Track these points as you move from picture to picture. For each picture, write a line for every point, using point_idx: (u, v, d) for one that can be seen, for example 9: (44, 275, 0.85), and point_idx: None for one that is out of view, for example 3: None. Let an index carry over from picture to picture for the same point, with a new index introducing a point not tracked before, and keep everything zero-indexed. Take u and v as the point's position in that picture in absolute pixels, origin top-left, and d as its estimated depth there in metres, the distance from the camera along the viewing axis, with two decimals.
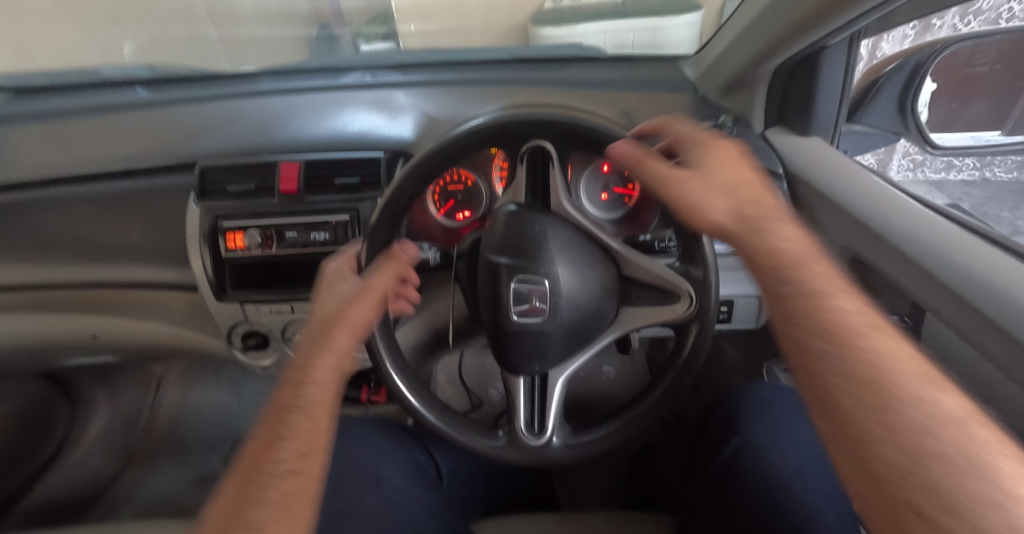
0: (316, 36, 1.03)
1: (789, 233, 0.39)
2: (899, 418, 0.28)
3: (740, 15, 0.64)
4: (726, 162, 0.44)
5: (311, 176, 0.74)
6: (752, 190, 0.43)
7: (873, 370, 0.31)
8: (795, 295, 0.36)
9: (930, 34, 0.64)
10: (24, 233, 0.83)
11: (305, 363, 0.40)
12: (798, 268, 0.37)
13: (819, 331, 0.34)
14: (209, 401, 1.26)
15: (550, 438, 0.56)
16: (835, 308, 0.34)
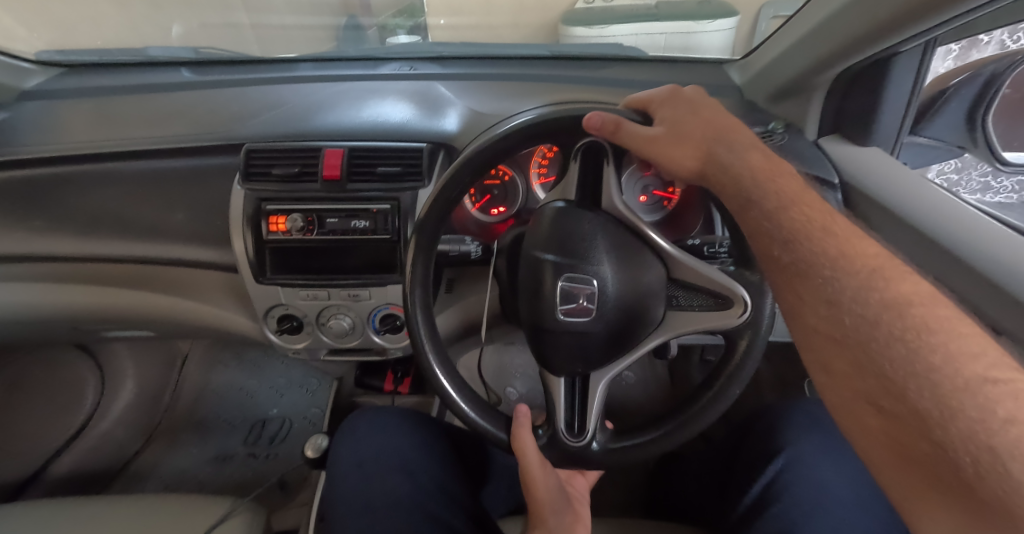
0: (345, 25, 1.06)
1: (751, 162, 0.46)
2: (870, 328, 0.35)
3: (802, 20, 0.63)
4: (698, 115, 0.49)
5: (353, 163, 0.75)
6: (722, 136, 0.48)
7: (851, 288, 0.37)
8: (779, 232, 0.42)
9: (976, 52, 0.64)
10: (71, 208, 0.84)
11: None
12: (781, 206, 0.43)
13: (797, 260, 0.40)
14: (231, 382, 1.29)
15: (590, 442, 0.56)
16: (812, 236, 0.40)
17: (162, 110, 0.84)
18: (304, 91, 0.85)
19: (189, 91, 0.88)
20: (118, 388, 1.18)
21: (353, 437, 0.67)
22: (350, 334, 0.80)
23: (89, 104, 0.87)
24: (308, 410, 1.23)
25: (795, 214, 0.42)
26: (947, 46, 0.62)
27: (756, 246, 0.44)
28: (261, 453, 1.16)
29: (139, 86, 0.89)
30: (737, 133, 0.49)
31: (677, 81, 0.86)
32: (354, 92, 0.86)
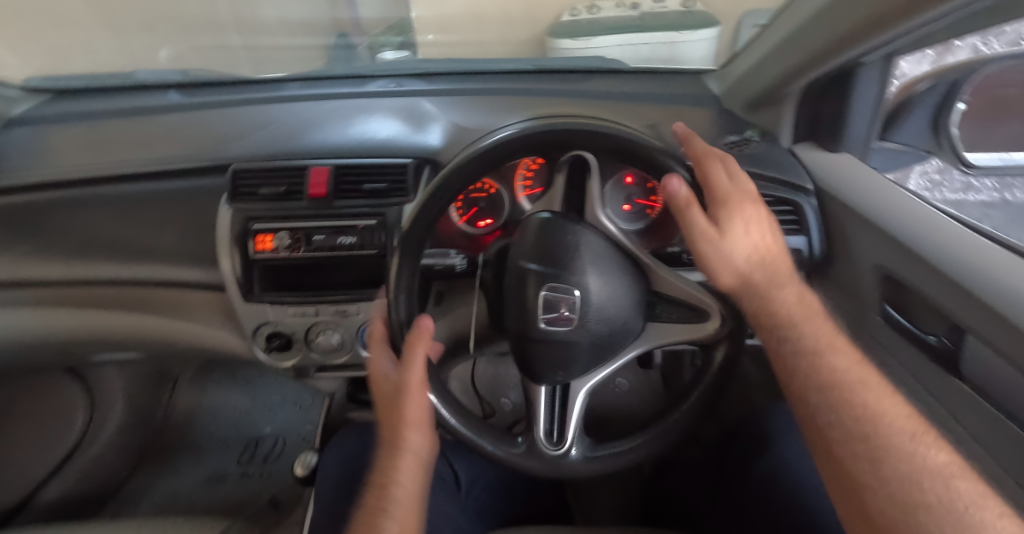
0: (336, 45, 1.12)
1: (789, 298, 0.48)
2: (918, 492, 0.36)
3: (774, 32, 0.65)
4: (749, 226, 0.48)
5: (340, 181, 0.76)
6: (764, 259, 0.49)
7: (894, 450, 0.39)
8: (815, 380, 0.44)
9: (952, 55, 0.61)
10: (59, 232, 0.85)
11: (387, 468, 0.49)
12: (816, 351, 0.45)
13: (832, 411, 0.42)
14: (224, 402, 1.27)
15: (569, 449, 0.56)
16: (849, 391, 0.43)
17: (149, 133, 0.85)
18: (292, 111, 0.87)
19: (176, 113, 0.89)
20: (105, 415, 1.16)
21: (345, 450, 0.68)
22: (338, 350, 0.81)
23: (76, 128, 0.88)
24: (301, 427, 1.23)
25: (829, 357, 0.45)
26: (918, 53, 0.62)
27: (789, 384, 0.46)
28: (255, 471, 1.15)
29: (128, 110, 0.90)
30: (779, 258, 0.50)
31: (657, 92, 0.88)
32: (342, 110, 0.87)
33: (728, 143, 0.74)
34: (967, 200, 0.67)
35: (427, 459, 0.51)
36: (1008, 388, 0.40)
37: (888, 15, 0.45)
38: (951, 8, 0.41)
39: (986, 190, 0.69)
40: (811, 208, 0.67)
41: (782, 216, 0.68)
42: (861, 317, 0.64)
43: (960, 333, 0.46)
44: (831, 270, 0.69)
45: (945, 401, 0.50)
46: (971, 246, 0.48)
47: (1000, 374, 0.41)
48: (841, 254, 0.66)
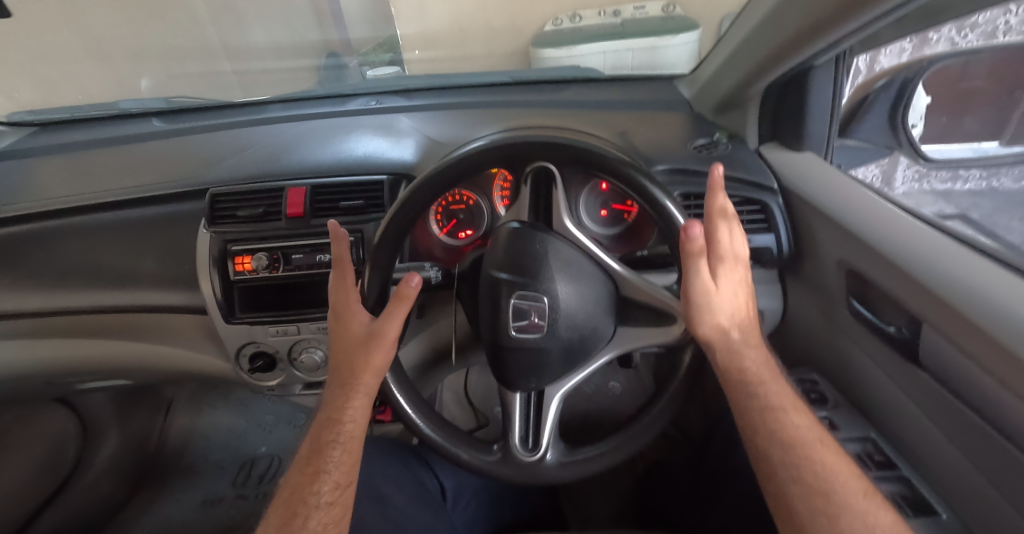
0: (326, 65, 1.10)
1: (755, 359, 0.45)
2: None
3: (733, 36, 0.67)
4: (736, 291, 0.45)
5: (317, 200, 0.77)
6: (744, 321, 0.46)
7: (848, 509, 0.35)
8: (775, 435, 0.40)
9: (929, 48, 0.63)
10: (45, 262, 0.86)
11: (338, 406, 0.49)
12: (779, 410, 0.42)
13: (788, 466, 0.38)
14: (217, 422, 1.29)
15: (544, 455, 0.56)
16: (809, 448, 0.39)
17: (130, 161, 0.87)
18: (271, 133, 0.88)
19: (158, 141, 0.90)
20: (102, 439, 1.19)
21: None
22: (321, 368, 0.81)
23: (60, 160, 0.89)
24: (296, 446, 1.23)
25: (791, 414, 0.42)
26: (894, 46, 0.65)
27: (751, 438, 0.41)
28: (250, 493, 1.14)
29: (110, 139, 0.92)
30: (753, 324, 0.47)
31: (629, 98, 0.89)
32: (321, 130, 0.89)
33: (698, 146, 0.75)
34: (957, 189, 0.68)
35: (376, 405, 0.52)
36: (964, 376, 0.40)
37: (830, 17, 0.47)
38: (886, 9, 0.43)
39: (973, 179, 0.69)
40: (779, 207, 0.69)
41: (751, 215, 0.70)
42: (833, 311, 0.64)
43: (917, 324, 0.47)
44: (802, 267, 0.70)
45: (915, 393, 0.50)
46: (927, 238, 0.48)
47: (956, 364, 0.41)
48: (810, 250, 0.67)
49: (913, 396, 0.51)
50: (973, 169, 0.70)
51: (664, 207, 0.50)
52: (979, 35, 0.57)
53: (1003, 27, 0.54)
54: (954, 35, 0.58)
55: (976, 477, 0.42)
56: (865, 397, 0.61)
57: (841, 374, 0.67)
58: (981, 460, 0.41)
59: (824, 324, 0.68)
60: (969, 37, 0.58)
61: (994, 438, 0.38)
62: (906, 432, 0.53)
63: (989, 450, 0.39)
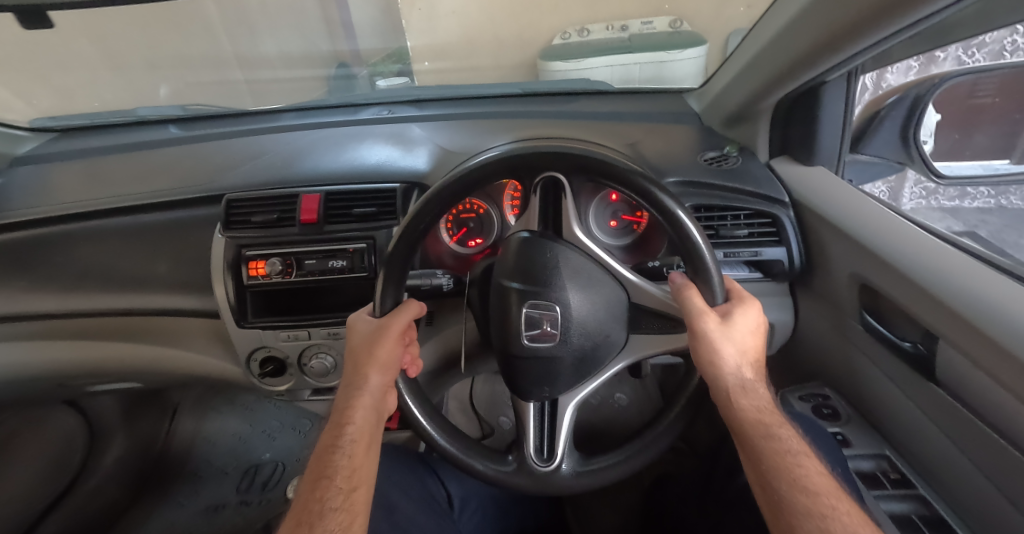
0: (335, 75, 1.11)
1: (764, 401, 0.46)
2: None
3: (744, 51, 0.68)
4: (754, 334, 0.49)
5: (330, 207, 0.78)
6: (754, 364, 0.48)
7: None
8: (794, 480, 0.40)
9: (936, 66, 0.64)
10: (61, 265, 0.87)
11: (345, 408, 0.50)
12: (796, 456, 0.42)
13: (812, 515, 0.37)
14: (222, 428, 1.28)
15: (559, 465, 0.56)
16: (830, 496, 0.38)
17: (147, 167, 0.88)
18: (286, 141, 0.90)
19: (174, 147, 0.92)
20: (106, 443, 1.19)
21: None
22: (331, 373, 0.81)
23: (79, 165, 0.91)
24: (301, 452, 1.22)
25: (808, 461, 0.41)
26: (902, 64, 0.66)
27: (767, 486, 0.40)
28: (253, 499, 1.13)
29: (129, 145, 0.94)
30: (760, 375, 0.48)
31: (638, 111, 0.90)
32: (335, 139, 0.90)
33: (708, 158, 0.76)
34: (963, 208, 0.68)
35: (382, 404, 0.53)
36: (981, 391, 0.40)
37: (845, 33, 0.47)
38: (901, 26, 0.43)
39: (982, 197, 0.69)
40: (790, 220, 0.69)
41: (761, 228, 0.70)
42: (844, 324, 0.64)
43: (933, 338, 0.47)
44: (813, 280, 0.71)
45: (930, 408, 0.50)
46: (941, 253, 0.48)
47: (972, 379, 0.41)
48: (822, 263, 0.67)
49: (929, 412, 0.50)
50: (982, 186, 0.69)
51: (679, 220, 0.50)
52: (986, 54, 0.58)
53: (1010, 48, 0.55)
54: (962, 54, 0.60)
55: (994, 495, 0.41)
56: (878, 411, 0.61)
57: (853, 388, 0.66)
58: (1000, 477, 0.40)
59: (837, 338, 0.68)
60: (976, 55, 0.59)
61: (1011, 453, 0.38)
62: (921, 447, 0.53)
63: (1005, 463, 0.39)
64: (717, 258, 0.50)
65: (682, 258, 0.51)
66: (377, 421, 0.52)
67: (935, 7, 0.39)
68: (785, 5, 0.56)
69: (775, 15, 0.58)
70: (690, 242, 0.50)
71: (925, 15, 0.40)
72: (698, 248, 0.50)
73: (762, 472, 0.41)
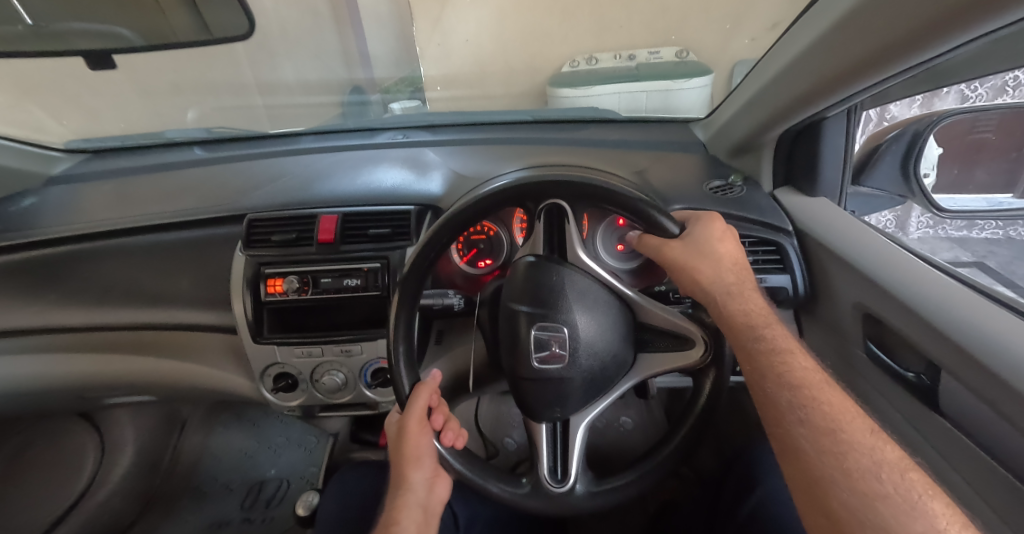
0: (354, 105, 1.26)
1: (749, 305, 0.51)
2: (877, 483, 0.36)
3: (748, 87, 0.71)
4: (722, 244, 0.55)
5: (346, 228, 0.81)
6: (733, 271, 0.54)
7: (856, 443, 0.39)
8: (783, 375, 0.45)
9: (940, 100, 0.64)
10: (87, 280, 0.90)
11: (393, 509, 0.55)
12: (784, 354, 0.46)
13: (796, 402, 0.43)
14: (230, 444, 1.28)
15: (573, 486, 0.56)
16: (815, 388, 0.43)
17: (173, 187, 0.92)
18: (305, 164, 0.94)
19: (200, 168, 0.96)
20: (116, 457, 1.18)
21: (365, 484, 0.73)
22: (342, 390, 0.83)
23: (109, 186, 0.95)
24: (305, 470, 1.22)
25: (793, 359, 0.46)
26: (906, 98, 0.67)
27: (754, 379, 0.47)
28: (257, 517, 1.13)
29: (157, 166, 0.98)
30: (743, 282, 0.54)
31: (646, 140, 0.93)
32: (352, 162, 0.94)
33: (713, 187, 0.78)
34: (970, 237, 0.70)
35: (429, 499, 0.56)
36: (983, 422, 0.41)
37: (850, 72, 0.50)
38: (902, 67, 0.46)
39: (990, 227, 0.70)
40: (794, 248, 0.71)
41: (766, 255, 0.72)
42: (849, 352, 0.65)
43: (937, 370, 0.48)
44: (817, 307, 0.72)
45: (933, 438, 0.50)
46: (941, 284, 0.50)
47: (973, 409, 0.42)
48: (826, 290, 0.68)
49: (933, 442, 0.51)
50: (989, 218, 0.70)
51: (666, 226, 0.54)
52: (989, 88, 0.57)
53: (1014, 82, 0.55)
54: (965, 88, 0.59)
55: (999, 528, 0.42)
56: None
57: None
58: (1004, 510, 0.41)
59: (841, 366, 0.69)
60: (979, 90, 0.59)
61: (1012, 485, 0.39)
62: None
63: (1002, 496, 0.40)
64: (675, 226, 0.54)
65: (632, 217, 0.54)
66: (427, 514, 0.56)
67: (935, 51, 0.41)
68: (790, 44, 0.59)
69: (780, 53, 0.61)
70: (653, 217, 0.53)
71: (924, 59, 0.42)
72: (661, 220, 0.54)
73: (756, 370, 0.46)
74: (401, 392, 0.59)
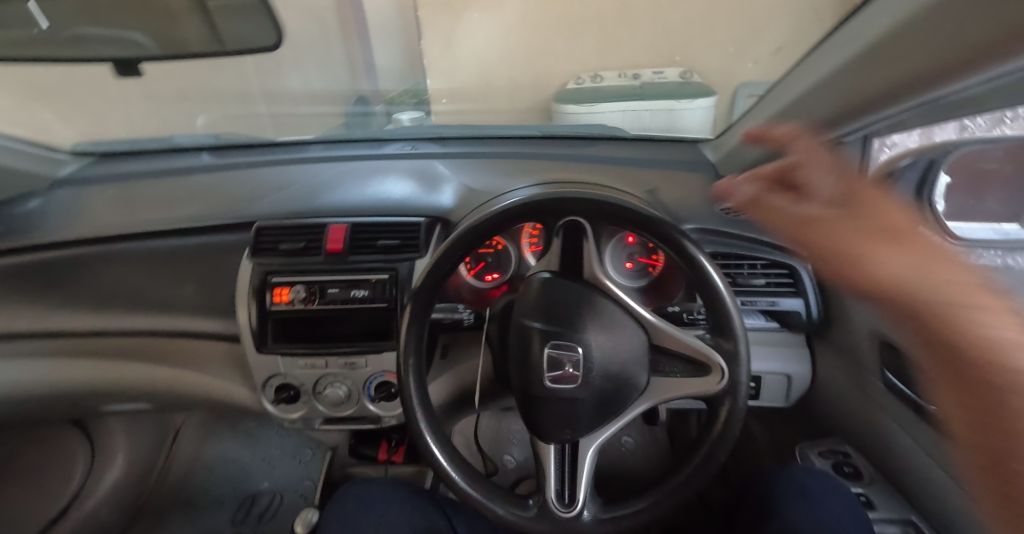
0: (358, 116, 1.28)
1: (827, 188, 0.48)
2: (995, 365, 0.34)
3: (761, 110, 0.71)
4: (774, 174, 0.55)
5: (355, 238, 0.80)
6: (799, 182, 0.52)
7: (973, 316, 0.35)
8: (872, 264, 0.42)
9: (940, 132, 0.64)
10: (90, 286, 0.89)
11: None
12: (871, 229, 0.43)
13: (897, 282, 0.40)
14: (223, 455, 1.25)
15: (581, 511, 0.55)
16: (910, 262, 0.40)
17: (181, 192, 0.92)
18: (314, 173, 0.94)
19: (208, 174, 0.96)
20: (106, 464, 1.16)
21: (363, 502, 0.69)
22: (345, 403, 0.81)
23: (116, 189, 0.94)
24: (300, 484, 1.19)
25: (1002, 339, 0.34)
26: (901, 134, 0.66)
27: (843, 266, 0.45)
28: (249, 532, 1.09)
29: (164, 171, 0.98)
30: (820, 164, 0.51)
31: (657, 158, 0.93)
32: (360, 172, 0.94)
33: (724, 208, 0.79)
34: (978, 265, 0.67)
35: None
36: None
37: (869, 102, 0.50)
38: (923, 99, 0.46)
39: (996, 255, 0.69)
40: (807, 272, 0.72)
41: (779, 278, 0.73)
42: (867, 380, 0.65)
43: None
44: (829, 332, 0.73)
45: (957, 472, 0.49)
46: None
47: None
48: (841, 317, 0.69)
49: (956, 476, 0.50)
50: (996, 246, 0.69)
51: (697, 261, 0.52)
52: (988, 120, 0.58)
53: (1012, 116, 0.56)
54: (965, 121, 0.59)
55: None
56: (906, 473, 0.60)
57: (877, 449, 0.66)
58: None
59: (857, 394, 0.69)
60: (978, 121, 0.59)
61: None
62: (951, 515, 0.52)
63: None
64: (735, 300, 0.53)
65: (695, 286, 0.54)
66: None
67: (956, 85, 0.41)
68: (807, 71, 0.59)
69: (796, 78, 0.61)
70: (707, 279, 0.52)
71: (949, 92, 0.43)
72: (714, 282, 0.52)
73: (849, 259, 0.44)
74: (411, 406, 0.58)
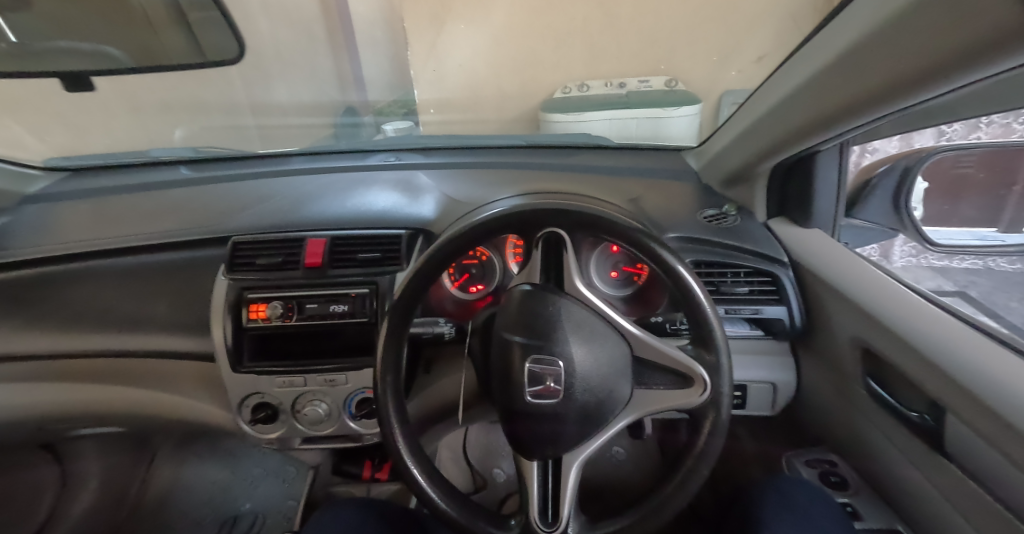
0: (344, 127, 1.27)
1: None
2: None
3: (741, 119, 0.72)
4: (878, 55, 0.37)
5: (335, 251, 0.79)
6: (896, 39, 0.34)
7: None
8: None
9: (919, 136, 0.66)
10: (58, 304, 0.86)
11: None
12: None
13: None
14: (205, 475, 1.21)
15: (564, 531, 0.53)
16: None
17: (156, 207, 0.90)
18: (294, 186, 0.92)
19: (185, 188, 0.94)
20: (78, 491, 1.14)
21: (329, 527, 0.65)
22: (324, 421, 0.79)
23: (87, 205, 0.91)
24: (283, 504, 1.15)
25: None
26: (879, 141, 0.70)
27: None
28: None
29: (140, 185, 0.96)
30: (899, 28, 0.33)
31: (640, 167, 0.93)
32: (341, 184, 0.92)
33: (707, 216, 0.79)
34: (953, 267, 0.70)
35: None
36: (989, 465, 0.39)
37: (847, 109, 0.50)
38: (898, 107, 0.46)
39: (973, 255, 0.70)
40: (790, 280, 0.72)
41: (762, 285, 0.73)
42: (849, 388, 0.65)
43: (941, 410, 0.47)
44: (813, 340, 0.73)
45: (941, 480, 0.49)
46: (940, 320, 0.49)
47: (980, 452, 0.40)
48: (823, 325, 0.69)
49: (940, 483, 0.49)
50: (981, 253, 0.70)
51: (677, 270, 0.51)
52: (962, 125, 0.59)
53: (986, 121, 0.56)
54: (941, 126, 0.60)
55: None
56: (891, 482, 0.59)
57: (865, 458, 0.65)
58: None
59: (842, 401, 0.68)
60: (954, 127, 0.60)
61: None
62: (936, 524, 0.51)
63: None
64: (717, 312, 0.52)
65: (677, 298, 0.53)
66: None
67: (931, 93, 0.41)
68: (785, 78, 0.59)
69: (774, 86, 0.61)
70: (689, 291, 0.52)
71: (923, 99, 0.42)
72: (695, 292, 0.52)
73: None
74: (388, 426, 0.56)
